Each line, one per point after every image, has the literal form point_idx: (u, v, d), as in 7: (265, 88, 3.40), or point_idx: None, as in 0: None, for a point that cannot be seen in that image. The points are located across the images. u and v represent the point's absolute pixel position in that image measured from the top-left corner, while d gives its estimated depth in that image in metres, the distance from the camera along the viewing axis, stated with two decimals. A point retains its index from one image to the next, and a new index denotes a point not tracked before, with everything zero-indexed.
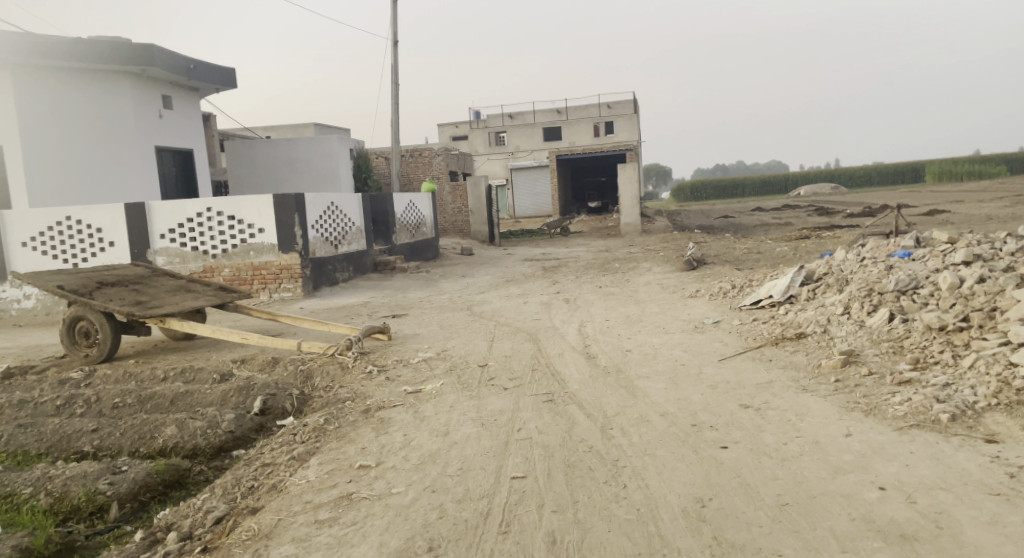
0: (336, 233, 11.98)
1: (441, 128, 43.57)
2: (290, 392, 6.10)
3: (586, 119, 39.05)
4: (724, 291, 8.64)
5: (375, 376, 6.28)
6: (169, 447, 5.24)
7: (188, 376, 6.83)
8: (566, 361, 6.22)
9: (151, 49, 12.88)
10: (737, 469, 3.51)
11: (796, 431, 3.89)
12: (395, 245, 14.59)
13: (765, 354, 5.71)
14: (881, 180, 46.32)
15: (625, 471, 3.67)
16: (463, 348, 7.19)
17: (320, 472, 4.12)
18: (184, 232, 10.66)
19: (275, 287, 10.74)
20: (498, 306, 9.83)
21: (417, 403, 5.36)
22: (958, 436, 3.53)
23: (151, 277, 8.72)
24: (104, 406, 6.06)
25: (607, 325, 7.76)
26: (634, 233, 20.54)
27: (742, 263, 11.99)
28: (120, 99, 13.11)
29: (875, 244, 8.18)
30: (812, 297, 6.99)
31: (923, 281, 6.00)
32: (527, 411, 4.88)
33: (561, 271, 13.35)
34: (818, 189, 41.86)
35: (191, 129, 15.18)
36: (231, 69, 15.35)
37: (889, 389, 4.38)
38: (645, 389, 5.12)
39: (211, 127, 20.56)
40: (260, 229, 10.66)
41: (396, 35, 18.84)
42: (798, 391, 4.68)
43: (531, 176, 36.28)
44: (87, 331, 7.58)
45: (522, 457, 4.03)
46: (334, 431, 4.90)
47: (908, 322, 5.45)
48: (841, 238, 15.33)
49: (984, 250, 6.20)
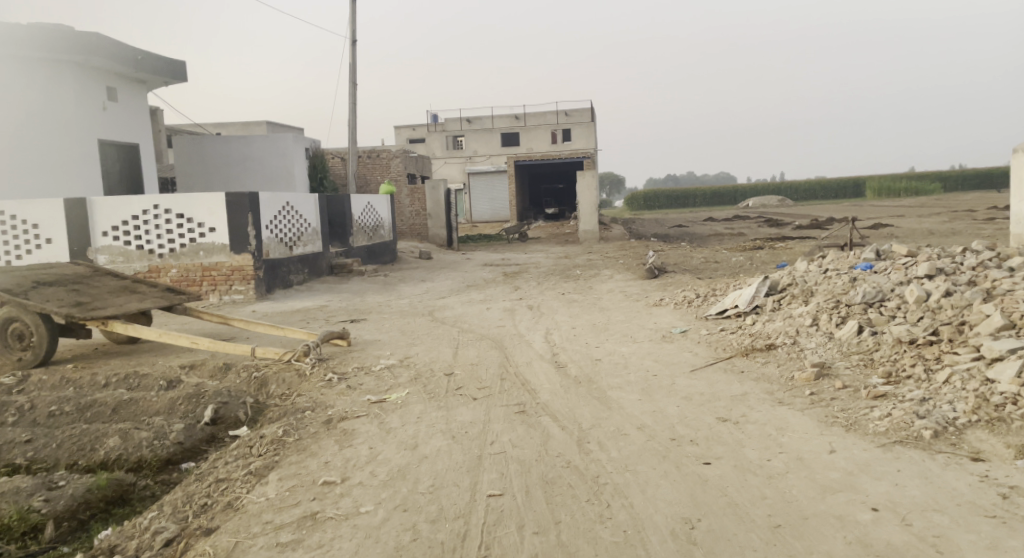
0: (291, 234, 11.58)
1: (398, 130, 43.05)
2: (244, 401, 5.77)
3: (544, 126, 39.03)
4: (688, 300, 8.62)
5: (335, 385, 6.00)
6: (112, 460, 4.88)
7: (132, 382, 6.42)
8: (535, 370, 6.06)
9: (96, 38, 12.34)
10: (723, 487, 3.40)
11: (779, 447, 3.82)
12: (352, 247, 14.24)
13: (737, 365, 5.65)
14: (826, 194, 47.73)
15: (607, 489, 3.52)
16: (427, 355, 6.96)
17: (280, 489, 3.85)
18: (129, 230, 10.16)
19: (225, 289, 10.29)
20: (460, 312, 9.63)
21: (382, 414, 5.12)
22: (942, 454, 3.52)
23: (93, 277, 8.22)
24: (39, 414, 5.64)
25: (574, 332, 7.65)
26: (592, 239, 20.56)
27: (701, 272, 12.08)
28: (62, 89, 12.49)
29: (837, 255, 8.25)
30: (777, 307, 6.99)
31: (888, 293, 6.04)
32: (499, 423, 4.69)
33: (522, 277, 13.23)
34: (767, 201, 42.88)
35: (136, 123, 14.52)
36: (180, 62, 14.75)
37: (865, 404, 4.36)
38: (619, 401, 4.99)
39: (157, 121, 19.76)
40: (211, 229, 10.21)
41: (354, 35, 18.48)
42: (774, 404, 4.62)
43: (488, 181, 36.25)
44: (20, 333, 7.06)
45: (497, 473, 3.84)
46: (294, 443, 4.61)
47: (877, 334, 5.47)
48: (794, 249, 15.64)
49: (946, 264, 6.27)
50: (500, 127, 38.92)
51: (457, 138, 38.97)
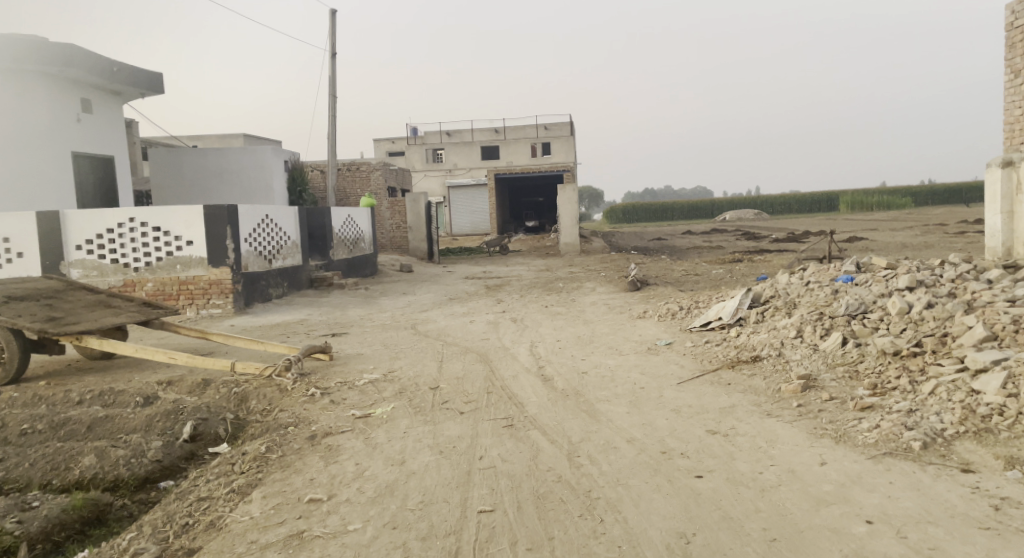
0: (270, 247, 11.43)
1: (377, 143, 42.97)
2: (224, 417, 5.65)
3: (524, 139, 39.16)
4: (671, 313, 8.63)
5: (318, 400, 5.90)
6: (87, 479, 4.74)
7: (107, 399, 6.26)
8: (521, 383, 6.01)
9: (72, 50, 12.18)
10: (717, 500, 3.40)
11: (770, 459, 3.83)
12: (332, 261, 14.10)
13: (724, 378, 5.65)
14: (800, 208, 48.43)
15: (600, 503, 3.48)
16: (411, 369, 6.88)
17: (264, 507, 3.75)
18: (103, 243, 9.97)
19: (203, 303, 10.12)
20: (443, 325, 9.55)
21: (367, 429, 5.03)
22: (932, 465, 3.58)
23: (67, 291, 8.05)
24: (11, 433, 5.48)
25: (558, 345, 7.62)
26: (573, 252, 20.59)
27: (683, 285, 12.13)
28: (36, 101, 12.29)
29: (817, 267, 8.32)
30: (761, 320, 7.02)
31: (871, 305, 6.09)
32: (487, 437, 4.63)
33: (504, 289, 13.20)
34: (743, 215, 43.41)
35: (111, 135, 14.29)
36: (157, 73, 14.59)
37: (853, 415, 4.38)
38: (607, 414, 4.96)
39: (133, 133, 19.51)
40: (188, 242, 10.05)
41: (334, 47, 18.45)
42: (762, 416, 4.63)
43: (468, 194, 36.29)
44: None
45: (488, 488, 3.78)
46: (277, 460, 4.51)
47: (862, 346, 5.50)
48: (773, 262, 15.80)
49: (926, 276, 6.33)
50: (480, 140, 39.01)
51: (437, 152, 38.96)
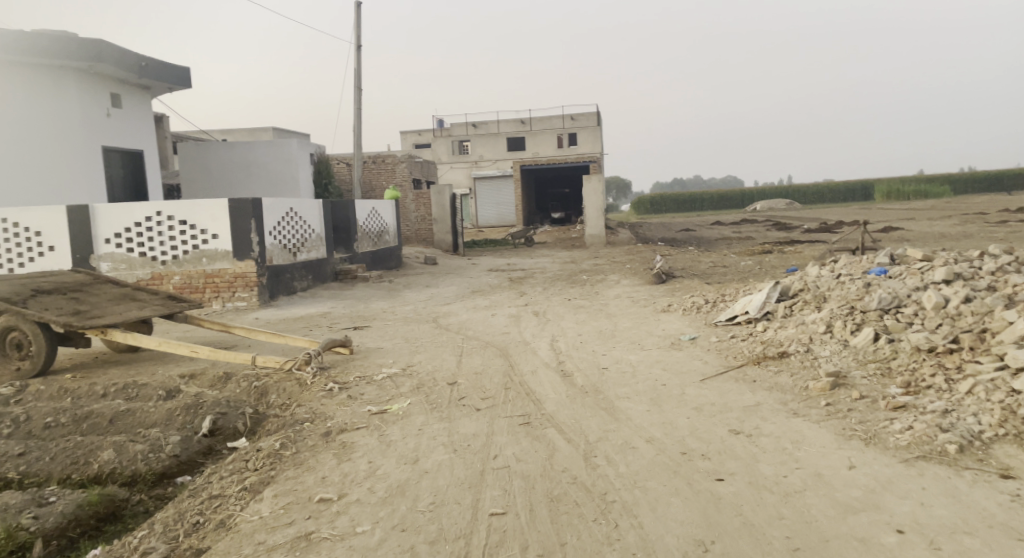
0: (295, 240, 11.46)
1: (404, 135, 43.04)
2: (242, 411, 5.63)
3: (550, 130, 38.86)
4: (696, 306, 8.43)
5: (336, 395, 5.85)
6: (106, 474, 4.74)
7: (130, 392, 6.29)
8: (540, 379, 5.89)
9: (100, 45, 12.28)
10: (738, 506, 3.26)
11: (796, 462, 3.67)
12: (357, 253, 14.11)
13: (749, 375, 5.47)
14: (833, 197, 47.41)
15: (615, 507, 3.36)
16: (430, 364, 6.81)
17: (274, 506, 3.70)
18: (131, 237, 10.06)
19: (228, 296, 10.18)
20: (465, 319, 9.47)
21: (382, 425, 4.96)
22: (969, 470, 3.39)
23: (93, 284, 8.12)
24: (35, 426, 5.51)
25: (580, 340, 7.48)
26: (599, 244, 20.38)
27: (710, 277, 11.88)
28: (67, 96, 12.45)
29: (849, 259, 8.04)
30: (789, 314, 6.80)
31: (905, 299, 5.84)
32: (502, 435, 4.53)
33: (528, 282, 13.07)
34: (774, 204, 42.64)
35: (140, 130, 14.43)
36: (185, 68, 14.69)
37: (884, 415, 4.19)
38: (627, 412, 4.82)
39: (164, 128, 19.75)
40: (214, 235, 10.10)
41: (360, 40, 18.43)
42: (789, 415, 4.45)
43: (494, 186, 36.18)
44: (19, 342, 6.96)
45: (500, 489, 3.68)
46: (291, 457, 4.46)
47: (894, 342, 5.28)
48: (804, 253, 15.43)
49: (964, 269, 6.05)
50: (506, 131, 38.81)
51: (463, 143, 38.84)
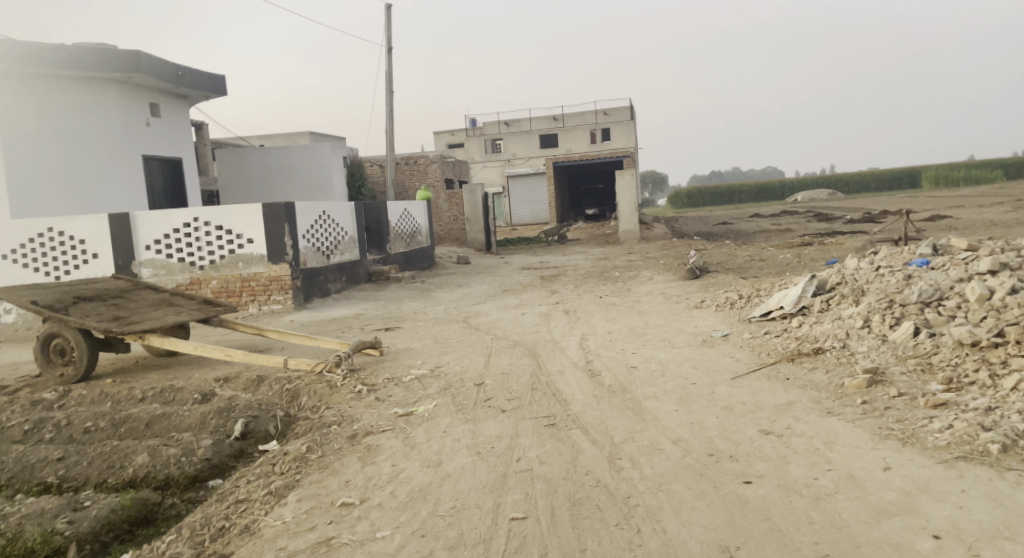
0: (328, 243, 11.59)
1: (437, 136, 43.23)
2: (274, 414, 5.67)
3: (583, 126, 38.59)
4: (730, 302, 8.25)
5: (364, 397, 5.86)
6: (140, 478, 4.81)
7: (167, 396, 6.41)
8: (567, 379, 5.82)
9: (139, 57, 12.58)
10: (766, 510, 3.15)
11: (827, 463, 3.53)
12: (390, 254, 14.20)
13: (782, 372, 5.31)
14: (878, 186, 46.08)
15: (638, 511, 3.28)
16: (459, 364, 6.78)
17: (297, 511, 3.71)
18: (170, 243, 10.27)
19: (264, 300, 10.33)
20: (495, 318, 9.43)
21: (408, 428, 4.96)
22: (1013, 471, 3.21)
23: (132, 290, 8.30)
24: (75, 431, 5.64)
25: (610, 338, 7.38)
26: (633, 240, 20.15)
27: (746, 272, 11.63)
28: (108, 108, 12.78)
29: (889, 250, 7.75)
30: (826, 308, 6.59)
31: (947, 291, 5.59)
32: (527, 437, 4.48)
33: (560, 280, 12.97)
34: (816, 195, 41.62)
35: (179, 138, 14.76)
36: (220, 76, 14.97)
37: (924, 414, 4.01)
38: (654, 412, 4.72)
39: (202, 135, 20.17)
40: (249, 240, 10.25)
41: (390, 42, 18.53)
42: (822, 414, 4.30)
43: (527, 184, 36.06)
44: (62, 348, 7.15)
45: (522, 493, 3.63)
46: (317, 461, 4.48)
47: (936, 336, 5.06)
48: (845, 244, 14.99)
49: (1010, 258, 5.77)
50: (538, 129, 38.69)
51: (496, 142, 38.84)
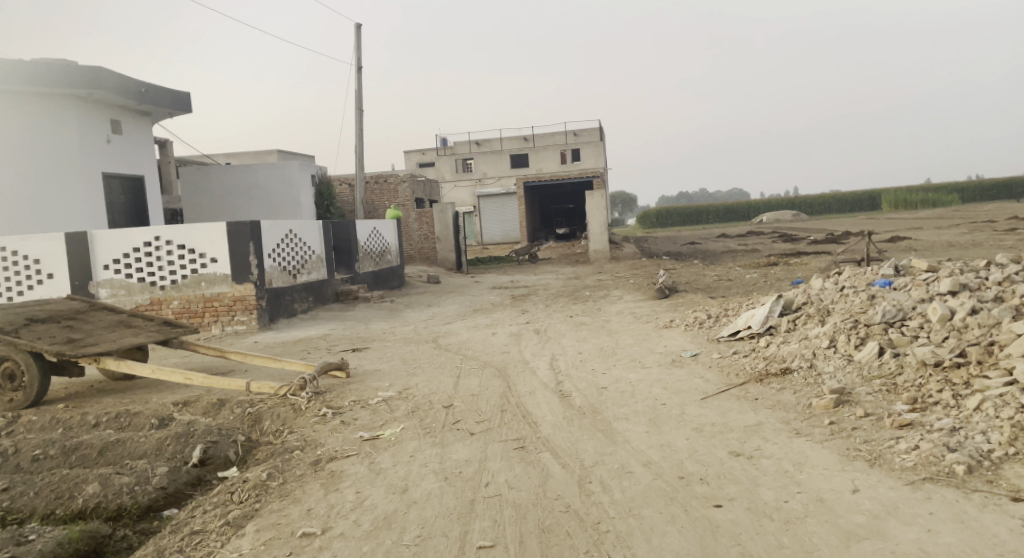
0: (295, 262, 11.38)
1: (408, 155, 43.28)
2: (234, 439, 5.48)
3: (553, 147, 38.91)
4: (699, 321, 8.27)
5: (329, 420, 5.70)
6: (90, 508, 4.60)
7: (122, 422, 6.17)
8: (538, 401, 5.74)
9: (100, 73, 12.33)
10: (736, 534, 3.11)
11: (797, 485, 3.51)
12: (358, 274, 14.02)
13: (751, 392, 5.32)
14: (840, 207, 47.17)
15: (608, 538, 3.22)
16: (428, 386, 6.66)
17: (255, 542, 3.58)
18: (130, 262, 10.02)
19: (227, 320, 10.08)
20: (465, 338, 9.33)
21: (373, 452, 4.83)
22: (978, 493, 3.23)
23: (88, 312, 8.04)
24: (23, 459, 5.39)
25: (580, 358, 7.33)
26: (603, 259, 20.22)
27: (714, 292, 11.71)
28: (67, 125, 12.48)
29: (853, 270, 7.84)
30: (792, 328, 6.64)
31: (910, 312, 5.67)
32: (496, 461, 4.39)
33: (530, 299, 12.93)
34: (781, 216, 42.39)
35: (141, 155, 14.45)
36: (185, 93, 14.75)
37: (890, 434, 4.03)
38: (624, 434, 4.68)
39: (166, 152, 19.84)
40: (212, 259, 10.01)
41: (360, 61, 18.50)
42: (791, 435, 4.30)
43: (498, 203, 36.09)
44: (12, 373, 6.85)
45: (490, 520, 3.54)
46: (278, 488, 4.33)
47: (900, 356, 5.11)
48: (810, 265, 15.23)
49: (970, 279, 5.88)
50: (509, 148, 39.03)
51: (467, 162, 39.19)
